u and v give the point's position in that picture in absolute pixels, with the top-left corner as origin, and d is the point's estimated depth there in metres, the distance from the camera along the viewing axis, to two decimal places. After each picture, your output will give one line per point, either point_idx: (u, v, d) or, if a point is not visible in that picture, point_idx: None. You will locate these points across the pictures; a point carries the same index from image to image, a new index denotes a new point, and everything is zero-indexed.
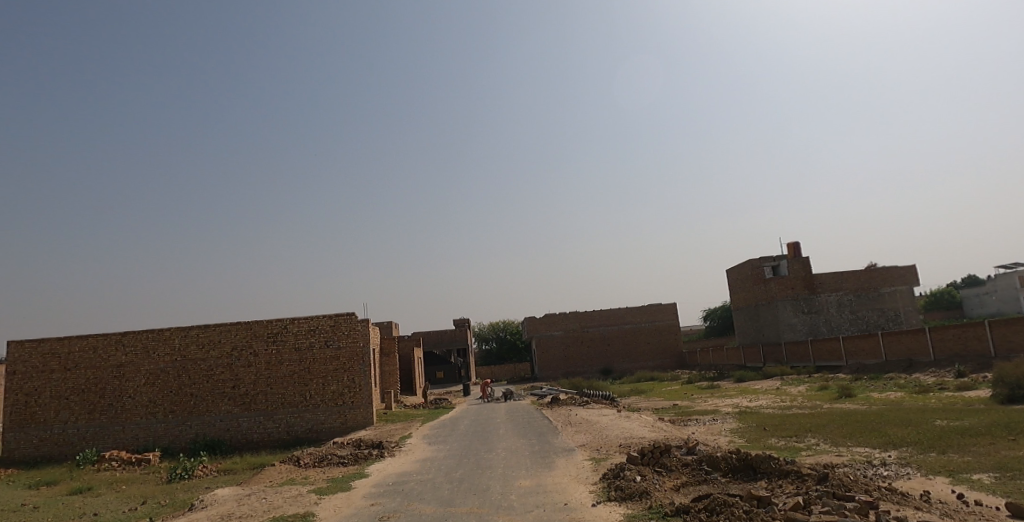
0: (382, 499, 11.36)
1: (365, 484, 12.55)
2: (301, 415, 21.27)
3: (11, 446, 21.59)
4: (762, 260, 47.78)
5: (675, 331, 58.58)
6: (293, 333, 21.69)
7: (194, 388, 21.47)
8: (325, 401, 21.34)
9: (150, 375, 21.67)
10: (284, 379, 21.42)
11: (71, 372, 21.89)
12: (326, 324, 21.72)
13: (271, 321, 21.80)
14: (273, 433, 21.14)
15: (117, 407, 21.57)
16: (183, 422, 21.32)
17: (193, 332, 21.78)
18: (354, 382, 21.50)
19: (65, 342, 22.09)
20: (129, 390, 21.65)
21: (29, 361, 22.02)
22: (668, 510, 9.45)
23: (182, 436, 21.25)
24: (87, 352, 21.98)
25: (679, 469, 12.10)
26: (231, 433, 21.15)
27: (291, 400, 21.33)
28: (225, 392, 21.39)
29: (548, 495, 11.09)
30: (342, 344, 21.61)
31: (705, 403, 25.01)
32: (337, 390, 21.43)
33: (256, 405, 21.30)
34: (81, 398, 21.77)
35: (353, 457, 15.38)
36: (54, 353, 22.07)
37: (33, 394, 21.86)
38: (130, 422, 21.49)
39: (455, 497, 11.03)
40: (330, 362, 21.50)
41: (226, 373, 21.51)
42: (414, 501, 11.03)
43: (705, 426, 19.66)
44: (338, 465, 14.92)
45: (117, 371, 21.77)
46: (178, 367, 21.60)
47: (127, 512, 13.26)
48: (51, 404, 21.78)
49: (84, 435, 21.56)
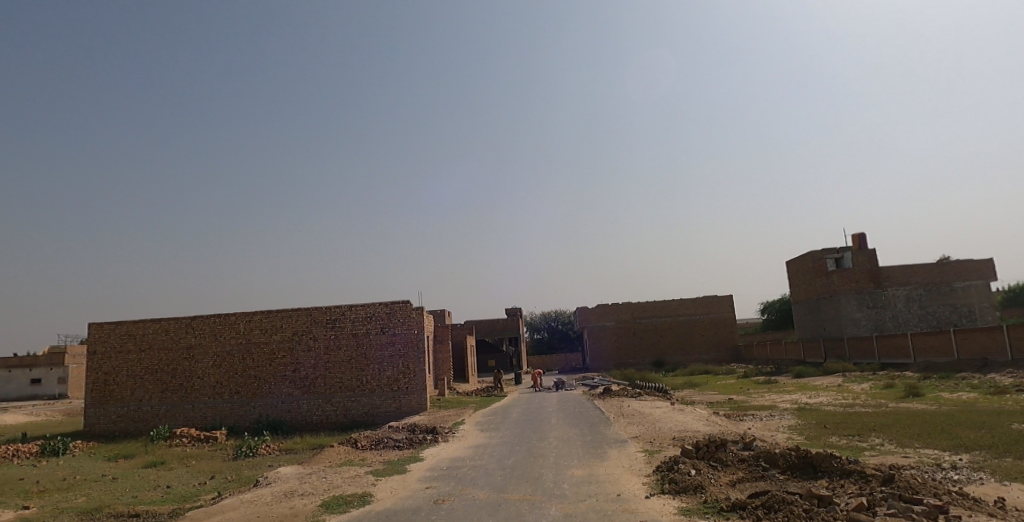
0: (437, 482, 11.59)
1: (420, 468, 12.84)
2: (358, 398, 21.83)
3: (92, 421, 23.13)
4: (825, 252, 45.91)
5: (730, 324, 57.13)
6: (351, 319, 22.23)
7: (258, 371, 22.37)
8: (381, 386, 21.81)
9: (218, 357, 22.69)
10: (342, 364, 22.01)
11: (145, 353, 23.17)
12: (383, 312, 22.12)
13: (330, 308, 22.40)
14: (332, 416, 21.79)
15: (187, 388, 22.70)
16: (248, 402, 22.25)
17: (257, 318, 22.65)
18: (409, 368, 21.83)
19: (140, 324, 23.35)
20: (198, 371, 22.75)
21: (108, 341, 23.43)
22: (723, 505, 9.27)
23: (246, 416, 22.20)
24: (160, 334, 23.19)
25: (736, 464, 11.81)
26: (293, 414, 21.93)
27: (349, 385, 21.91)
28: (286, 375, 22.18)
29: (600, 485, 11.06)
30: (398, 331, 21.98)
31: (762, 398, 24.27)
32: (392, 376, 21.87)
33: (315, 388, 21.99)
34: (154, 377, 23.02)
35: (409, 441, 15.71)
36: (130, 334, 23.38)
37: (111, 372, 23.28)
38: (199, 402, 22.59)
39: (507, 484, 11.12)
40: (385, 347, 21.93)
41: (288, 356, 22.29)
42: (468, 486, 11.18)
43: (761, 422, 19.14)
44: (393, 448, 15.28)
45: (187, 352, 22.90)
46: (243, 350, 22.56)
47: (197, 486, 13.97)
48: (127, 383, 23.14)
49: (157, 412, 22.81)
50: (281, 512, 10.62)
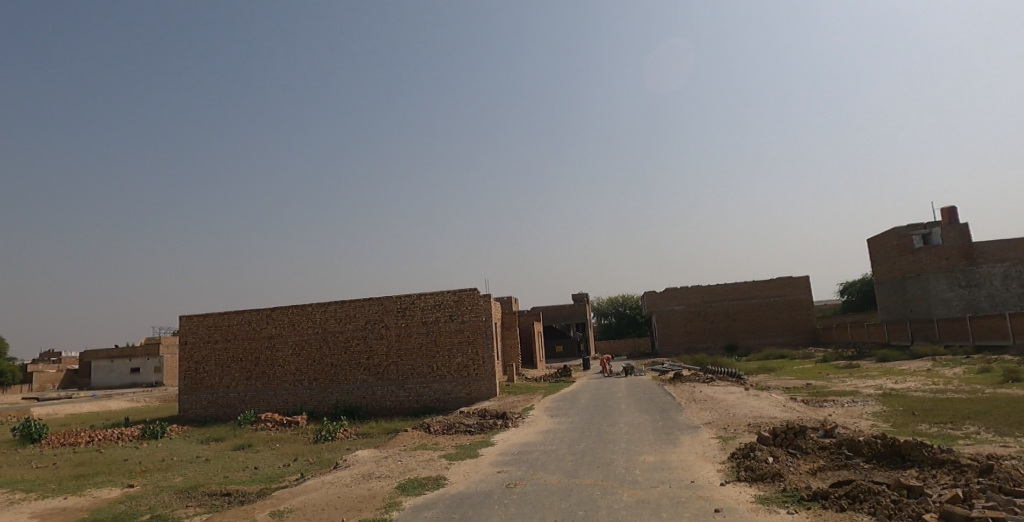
0: (508, 467, 11.71)
1: (492, 452, 13.00)
2: (430, 385, 22.24)
3: (186, 406, 24.77)
4: (910, 229, 43.38)
5: (807, 306, 54.75)
6: (420, 307, 22.69)
7: (334, 358, 23.25)
8: (451, 373, 22.12)
9: (296, 346, 23.74)
10: (413, 351, 22.51)
11: (231, 342, 24.54)
12: (451, 300, 22.42)
13: (401, 297, 22.95)
14: (405, 401, 22.34)
15: (269, 375, 23.90)
16: (325, 389, 23.18)
17: (332, 308, 23.53)
18: (478, 355, 22.02)
19: (225, 316, 24.73)
20: (279, 359, 23.88)
21: (198, 332, 24.98)
22: (804, 494, 8.90)
23: (325, 401, 23.13)
24: (243, 325, 24.48)
25: (816, 452, 11.32)
26: (368, 400, 22.67)
27: (420, 371, 22.37)
28: (361, 363, 22.95)
29: (673, 472, 10.86)
30: (466, 318, 22.22)
31: (843, 384, 23.12)
32: (462, 363, 22.14)
33: (389, 375, 22.62)
34: (239, 366, 24.35)
35: (480, 426, 15.93)
36: (216, 325, 24.82)
37: (201, 361, 24.84)
38: (280, 388, 23.72)
39: (579, 469, 11.09)
40: (455, 334, 22.24)
41: (362, 344, 23.03)
42: (540, 470, 11.23)
43: (842, 408, 18.24)
44: (465, 433, 15.55)
45: (269, 341, 24.07)
46: (320, 338, 23.49)
47: (282, 467, 14.71)
48: (216, 371, 24.59)
49: (243, 398, 24.13)
50: (360, 493, 11.03)
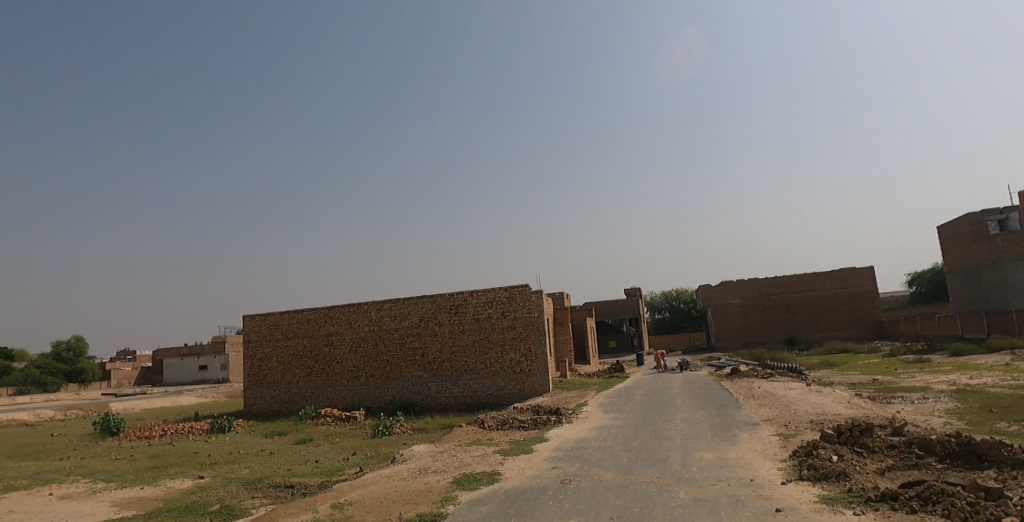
0: (563, 463, 11.68)
1: (546, 448, 13.01)
2: (483, 381, 22.37)
3: (251, 402, 25.82)
4: (984, 214, 40.92)
5: (872, 298, 52.45)
6: (473, 304, 22.86)
7: (390, 355, 23.74)
8: (504, 369, 22.17)
9: (353, 343, 24.37)
10: (466, 347, 22.71)
11: (291, 340, 25.42)
12: (503, 297, 22.45)
13: (453, 294, 23.21)
14: (459, 397, 22.56)
15: (328, 371, 24.62)
16: (382, 385, 23.69)
17: (386, 306, 24.04)
18: (531, 351, 21.96)
19: (285, 315, 25.64)
20: (337, 356, 24.57)
21: (261, 331, 26.01)
22: (871, 494, 8.53)
23: (381, 397, 23.65)
24: (303, 323, 25.30)
25: (883, 451, 10.82)
26: (423, 396, 23.04)
27: (474, 367, 22.53)
28: (416, 359, 23.35)
29: (732, 469, 10.60)
30: (519, 314, 22.21)
31: (913, 379, 22.03)
32: (515, 359, 22.14)
33: (443, 371, 22.91)
34: (300, 363, 25.20)
35: (533, 421, 15.96)
36: (277, 324, 25.76)
37: (264, 359, 25.83)
38: (339, 384, 24.40)
39: (634, 465, 10.97)
40: (507, 331, 22.29)
41: (416, 341, 23.43)
42: (594, 467, 11.18)
43: (912, 405, 17.35)
44: (519, 428, 15.60)
45: (327, 339, 24.81)
46: (375, 336, 24.03)
47: (342, 461, 15.13)
48: (278, 367, 25.52)
49: (304, 394, 24.95)
50: (417, 487, 11.23)
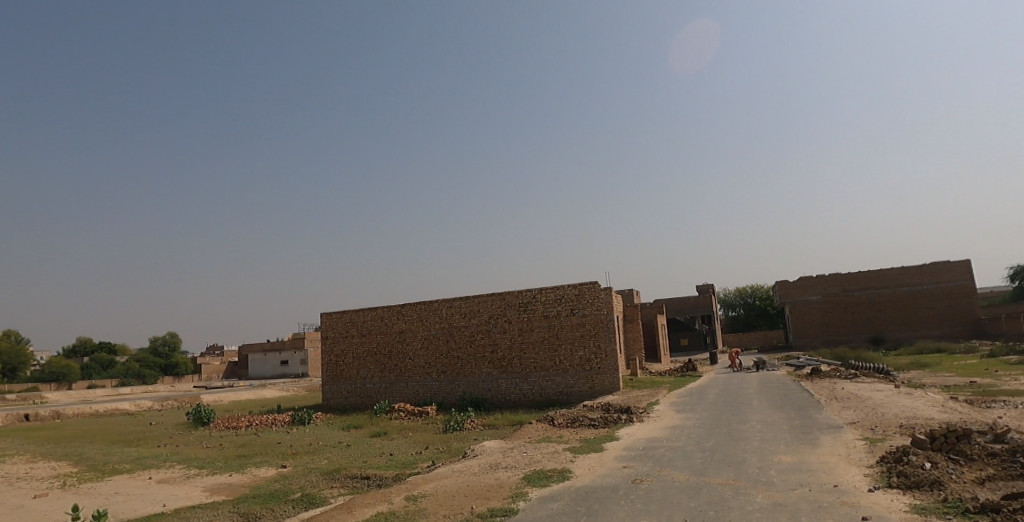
0: (634, 462, 11.54)
1: (617, 447, 12.89)
2: (553, 378, 22.34)
3: (330, 396, 26.97)
4: None
5: (969, 294, 48.83)
6: (541, 302, 22.89)
7: (460, 352, 24.15)
8: (574, 366, 22.02)
9: (425, 340, 24.95)
10: (535, 344, 22.77)
11: (366, 337, 26.34)
12: (572, 294, 22.34)
13: (522, 291, 23.34)
14: (528, 394, 22.64)
15: (401, 367, 25.34)
16: (453, 381, 24.13)
17: (456, 303, 24.48)
18: (600, 349, 21.71)
19: (360, 313, 26.61)
20: (410, 353, 25.24)
21: (338, 328, 27.13)
22: (969, 505, 7.95)
23: (452, 393, 24.09)
24: (377, 321, 26.17)
25: (983, 459, 10.06)
26: (493, 392, 23.29)
27: (543, 365, 22.55)
28: (485, 356, 23.64)
29: (813, 474, 10.16)
30: (588, 312, 22.01)
31: (1018, 382, 20.32)
32: (584, 356, 21.95)
33: (513, 368, 23.07)
34: (374, 358, 26.06)
35: (603, 420, 15.83)
36: (352, 321, 26.78)
37: (341, 355, 26.93)
38: (411, 380, 25.05)
39: (708, 466, 10.70)
40: (576, 328, 22.14)
41: (486, 338, 23.72)
42: (667, 467, 10.98)
43: (1017, 411, 16.03)
44: (589, 427, 15.53)
45: (400, 336, 25.52)
46: (446, 333, 24.51)
47: (415, 455, 15.54)
48: (354, 363, 26.52)
49: (378, 389, 25.78)
50: (488, 482, 11.39)
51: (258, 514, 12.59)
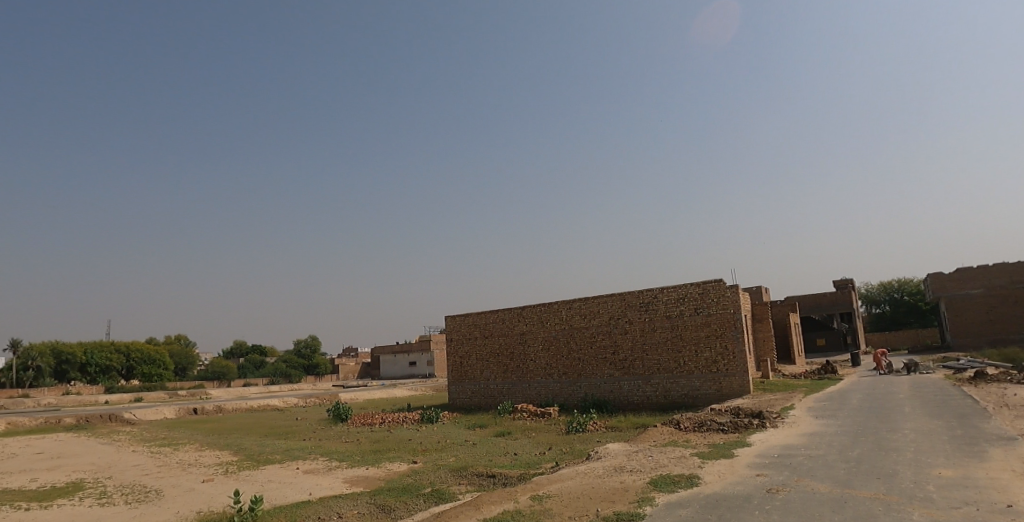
0: (769, 470, 10.94)
1: (749, 453, 12.28)
2: (677, 380, 21.66)
3: (456, 396, 28.09)
4: None
5: None
6: (663, 301, 22.34)
7: (581, 353, 24.18)
8: (699, 368, 21.19)
9: (545, 341, 25.27)
10: (658, 345, 22.24)
11: (489, 339, 27.18)
12: (696, 293, 21.59)
13: (643, 291, 22.95)
14: (652, 396, 22.14)
15: (523, 368, 25.83)
16: (574, 382, 24.19)
17: (576, 305, 24.58)
18: (728, 350, 20.70)
19: (483, 315, 27.53)
20: (531, 354, 25.67)
21: (462, 331, 28.26)
22: None
23: (574, 395, 24.15)
24: (498, 323, 26.94)
25: None
26: (615, 394, 23.06)
27: (666, 366, 21.95)
28: (607, 357, 23.48)
29: (981, 491, 9.07)
30: (713, 311, 21.11)
31: None
32: (710, 358, 21.04)
33: (635, 369, 22.69)
34: (497, 360, 26.80)
35: (733, 424, 15.13)
36: (476, 324, 27.77)
37: (465, 356, 27.96)
38: (533, 381, 25.44)
39: (852, 478, 9.89)
40: (701, 328, 21.31)
41: (607, 339, 23.57)
42: (805, 477, 10.31)
43: None
44: (718, 432, 14.92)
45: (521, 338, 26.06)
46: (566, 334, 24.67)
47: (538, 455, 15.76)
48: (477, 364, 27.42)
49: (501, 390, 26.45)
50: (613, 485, 11.32)
51: (392, 506, 13.39)
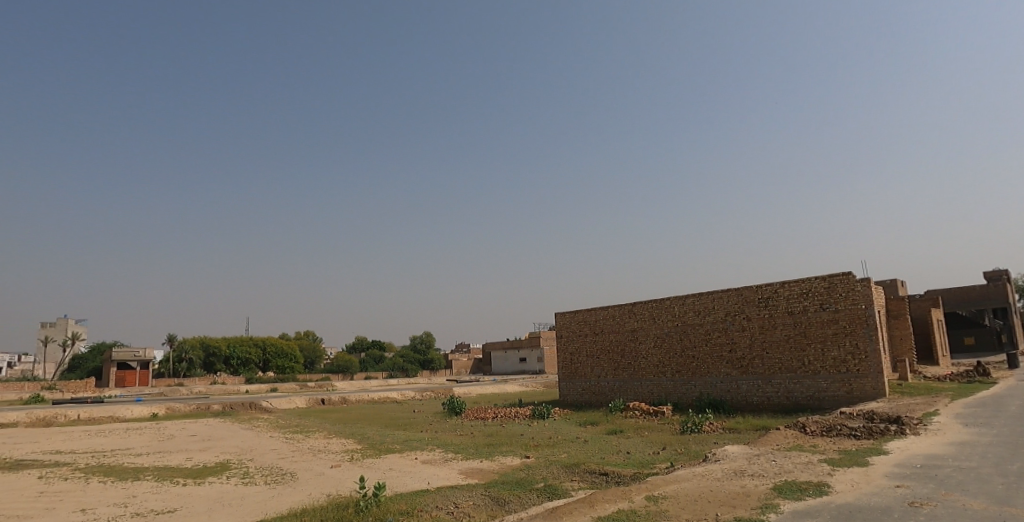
0: (910, 482, 10.09)
1: (886, 462, 11.37)
2: (801, 380, 20.43)
3: (567, 392, 28.28)
4: None
5: None
6: (784, 297, 21.18)
7: (695, 351, 23.49)
8: (826, 368, 19.83)
9: (657, 338, 24.81)
10: (779, 343, 21.10)
11: (599, 336, 27.13)
12: (821, 287, 20.25)
13: (761, 286, 21.88)
14: (774, 397, 21.03)
15: (634, 366, 25.50)
16: (689, 381, 23.52)
17: (689, 301, 23.95)
18: (859, 348, 19.18)
19: (593, 312, 27.54)
20: (642, 351, 25.30)
21: (572, 327, 28.42)
22: None
23: (688, 394, 23.48)
24: (609, 320, 26.85)
25: None
26: (732, 394, 22.16)
27: (789, 366, 20.77)
28: (723, 355, 22.63)
29: None
30: (841, 307, 19.69)
31: None
32: (839, 357, 19.60)
33: (754, 369, 21.68)
34: (607, 357, 26.66)
35: (867, 430, 14.06)
36: (586, 321, 27.84)
37: (575, 353, 28.07)
38: (645, 379, 25.05)
39: (1012, 495, 8.90)
40: (828, 326, 19.93)
41: (723, 336, 22.71)
42: (955, 491, 9.40)
43: None
44: (849, 437, 13.94)
45: (632, 334, 25.77)
46: (679, 331, 24.09)
47: (652, 455, 15.52)
48: (588, 361, 27.44)
49: (612, 387, 26.29)
50: (734, 490, 10.92)
51: (507, 499, 13.75)
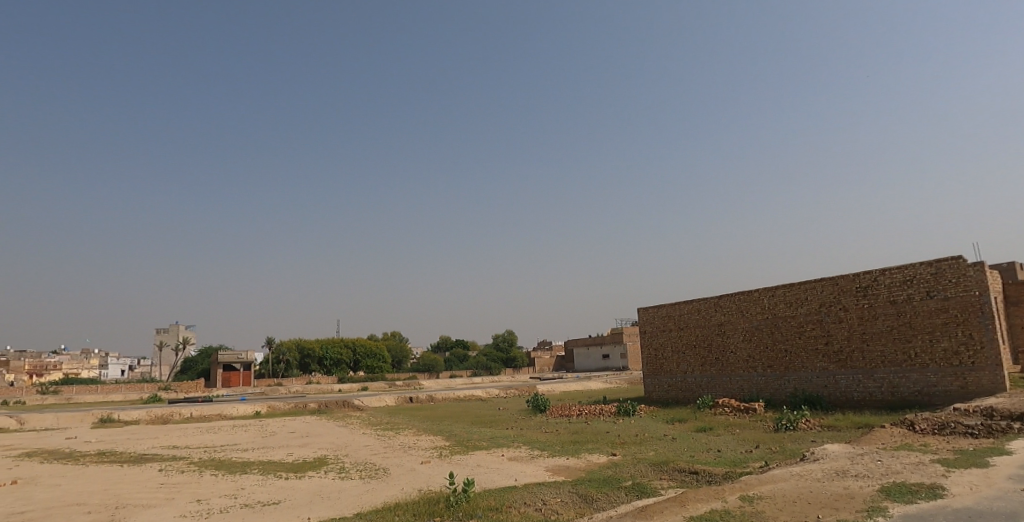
0: None
1: (1010, 463, 10.47)
2: (907, 374, 19.10)
3: (653, 389, 27.85)
4: None
5: None
6: (885, 285, 19.90)
7: (788, 344, 22.52)
8: (936, 361, 18.41)
9: (747, 332, 23.99)
10: (881, 335, 19.85)
11: (684, 330, 26.54)
12: (927, 274, 18.86)
13: (859, 274, 20.66)
14: (877, 393, 19.79)
15: (722, 361, 24.77)
16: (782, 376, 22.57)
17: (780, 292, 23.00)
18: (973, 339, 17.66)
19: (678, 307, 27.01)
20: (730, 346, 24.53)
21: (656, 323, 27.97)
22: None
23: (782, 389, 22.52)
24: (694, 314, 26.24)
25: None
26: (831, 390, 21.05)
27: (894, 359, 19.48)
28: (818, 349, 21.55)
29: None
30: (951, 294, 18.25)
31: None
32: (950, 349, 18.13)
33: (854, 362, 20.50)
34: (693, 352, 26.04)
35: (987, 428, 12.99)
36: (670, 316, 27.34)
37: (660, 349, 27.60)
38: (734, 375, 24.27)
39: None
40: (936, 315, 18.51)
41: (817, 329, 21.63)
42: None
43: None
44: (966, 436, 12.91)
45: (719, 329, 25.05)
46: (770, 324, 23.18)
47: (745, 453, 15.04)
48: (673, 357, 26.90)
49: (700, 383, 25.65)
50: (836, 491, 10.41)
51: (594, 497, 13.77)
